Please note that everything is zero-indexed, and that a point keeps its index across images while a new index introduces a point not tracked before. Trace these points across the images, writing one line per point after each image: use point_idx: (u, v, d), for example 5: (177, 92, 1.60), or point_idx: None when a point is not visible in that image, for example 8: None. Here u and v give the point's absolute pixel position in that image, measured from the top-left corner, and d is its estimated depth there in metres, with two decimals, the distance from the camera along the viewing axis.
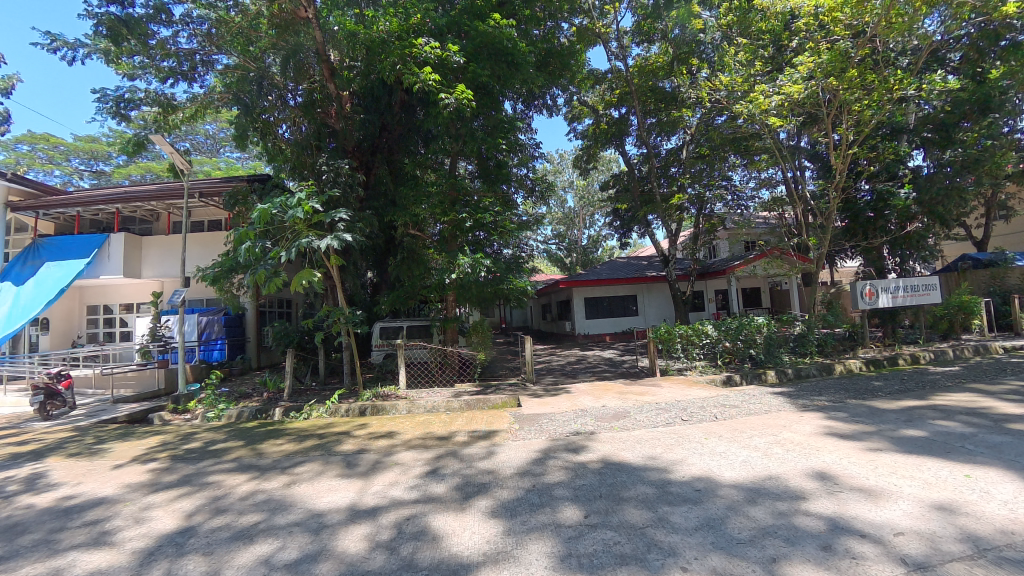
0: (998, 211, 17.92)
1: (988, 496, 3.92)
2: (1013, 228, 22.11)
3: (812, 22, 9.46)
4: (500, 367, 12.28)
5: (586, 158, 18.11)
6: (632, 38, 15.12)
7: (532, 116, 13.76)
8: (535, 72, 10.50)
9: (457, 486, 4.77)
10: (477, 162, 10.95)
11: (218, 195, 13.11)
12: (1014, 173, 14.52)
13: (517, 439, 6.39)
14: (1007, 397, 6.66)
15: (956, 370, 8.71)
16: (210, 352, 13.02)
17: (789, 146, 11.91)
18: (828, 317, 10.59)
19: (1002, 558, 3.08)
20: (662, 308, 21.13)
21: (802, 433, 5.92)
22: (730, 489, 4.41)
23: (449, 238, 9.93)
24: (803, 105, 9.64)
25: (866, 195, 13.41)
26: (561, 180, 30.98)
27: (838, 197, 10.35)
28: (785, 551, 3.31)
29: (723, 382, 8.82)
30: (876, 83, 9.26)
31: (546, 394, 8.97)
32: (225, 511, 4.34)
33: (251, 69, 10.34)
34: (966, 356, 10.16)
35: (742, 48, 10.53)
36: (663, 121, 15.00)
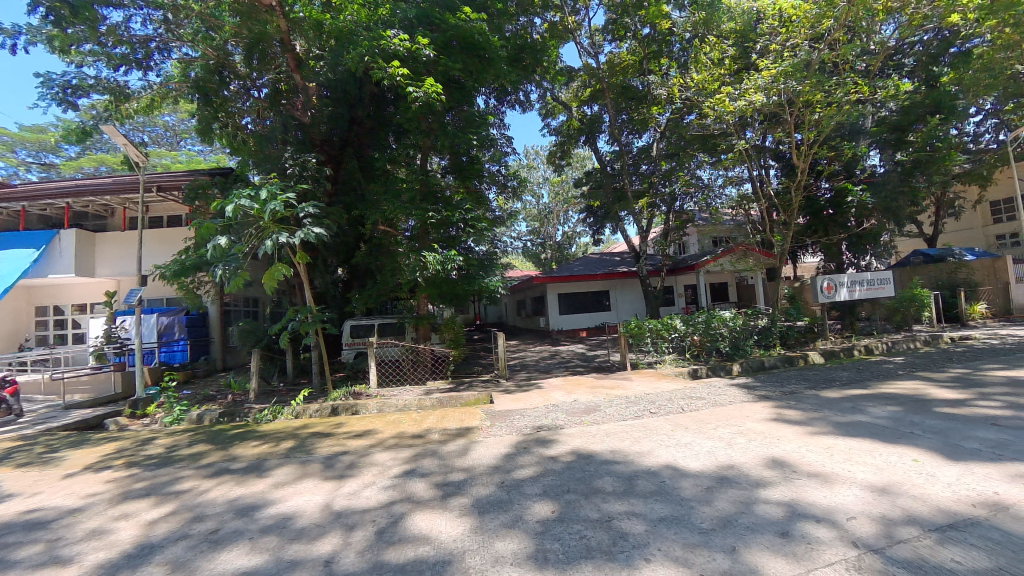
0: (946, 210, 18.94)
1: (934, 479, 4.16)
2: (962, 225, 23.56)
3: (777, 25, 9.55)
4: (473, 363, 12.29)
5: (560, 155, 18.20)
6: (604, 36, 15.23)
7: (504, 112, 13.68)
8: (507, 68, 10.33)
9: (430, 484, 4.77)
10: (450, 158, 10.72)
11: (177, 190, 12.57)
12: (962, 176, 15.29)
13: (489, 435, 6.39)
14: (947, 383, 7.04)
15: (906, 360, 9.16)
16: (171, 353, 12.52)
17: (754, 145, 12.26)
18: (791, 310, 10.88)
19: (944, 537, 3.28)
20: (635, 303, 21.52)
21: (761, 422, 6.15)
22: (696, 480, 4.55)
23: (421, 234, 9.72)
24: (767, 107, 9.81)
25: (827, 193, 13.89)
26: (535, 176, 31.02)
27: (799, 197, 10.67)
28: (747, 537, 3.45)
29: (689, 374, 9.05)
30: (836, 86, 9.50)
31: (518, 390, 9.01)
32: (191, 520, 4.18)
33: (212, 58, 9.89)
34: (916, 347, 10.74)
35: (711, 49, 10.75)
36: (634, 119, 15.17)
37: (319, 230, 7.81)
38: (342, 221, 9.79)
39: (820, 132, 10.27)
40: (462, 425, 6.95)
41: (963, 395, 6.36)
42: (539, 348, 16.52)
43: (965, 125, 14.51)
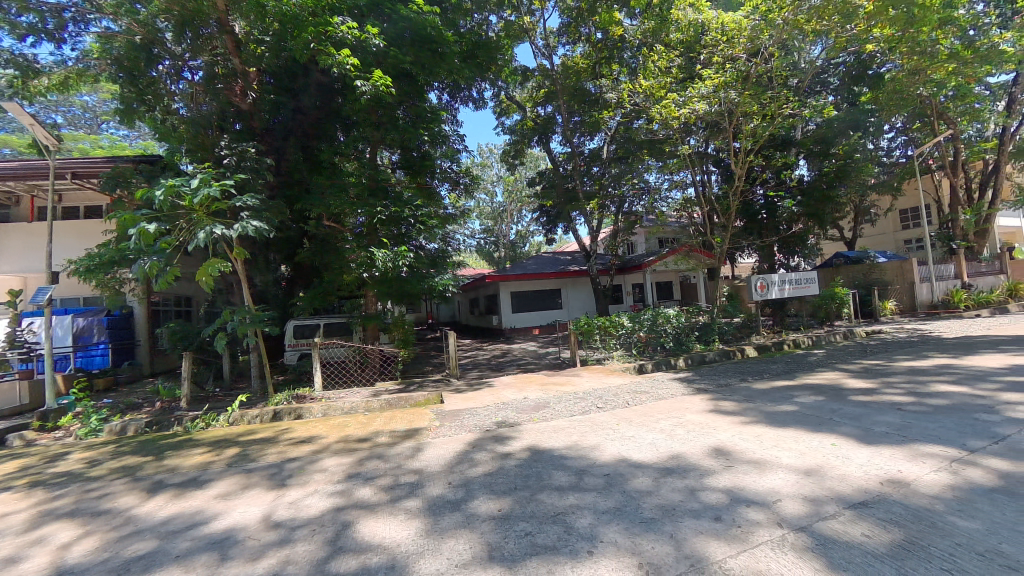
0: (863, 216, 20.91)
1: (849, 459, 4.59)
2: (877, 230, 26.14)
3: (719, 39, 10.07)
4: (424, 363, 12.07)
5: (514, 154, 18.28)
6: (559, 38, 15.49)
7: (457, 108, 13.53)
8: (461, 63, 10.19)
9: (380, 488, 4.64)
10: (401, 153, 10.59)
11: (95, 177, 11.39)
12: (875, 186, 16.86)
13: (440, 435, 6.31)
14: (860, 374, 7.77)
15: (827, 353, 10.01)
16: (89, 358, 11.32)
17: (697, 151, 12.82)
18: (728, 308, 11.54)
19: (855, 514, 3.64)
20: (585, 301, 22.01)
21: (699, 413, 6.50)
22: (641, 471, 4.75)
23: (369, 230, 9.38)
24: (707, 116, 10.36)
25: (762, 199, 14.87)
26: (488, 174, 31.03)
27: (735, 201, 11.41)
28: (688, 524, 3.66)
29: (635, 369, 9.41)
30: (769, 100, 10.17)
31: (469, 388, 8.97)
32: (109, 540, 3.81)
33: (139, 33, 9.14)
34: (836, 341, 11.78)
35: (658, 56, 11.06)
36: (586, 121, 15.55)
37: (258, 223, 7.24)
38: (285, 216, 9.25)
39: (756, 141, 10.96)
40: (411, 426, 6.81)
41: (872, 384, 7.03)
42: (492, 347, 16.52)
43: (880, 140, 16.03)
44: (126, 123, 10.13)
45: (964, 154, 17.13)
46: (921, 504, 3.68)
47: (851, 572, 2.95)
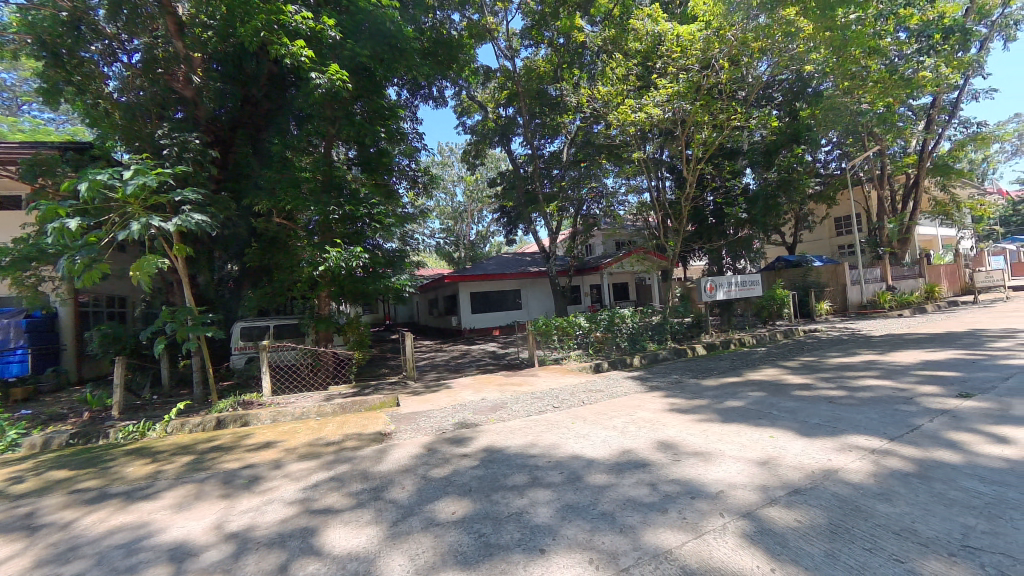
0: (802, 223, 22.45)
1: (786, 449, 4.90)
2: (814, 237, 28.18)
3: (673, 50, 10.32)
4: (380, 366, 11.78)
5: (474, 154, 18.21)
6: (521, 40, 15.57)
7: (417, 105, 13.30)
8: (421, 60, 10.02)
9: (341, 492, 4.49)
10: (357, 149, 10.08)
11: (14, 164, 10.28)
12: (813, 196, 18.14)
13: (395, 438, 6.15)
14: (798, 370, 8.31)
15: (770, 350, 10.65)
16: (5, 365, 10.11)
17: (653, 158, 13.31)
18: (680, 308, 12.00)
19: (790, 501, 3.89)
20: (544, 301, 22.25)
21: (652, 410, 6.73)
22: (595, 468, 4.85)
23: (323, 228, 9.00)
24: (662, 124, 10.73)
25: (712, 204, 15.70)
26: (449, 174, 30.81)
27: (688, 207, 11.85)
28: (639, 518, 3.80)
29: (592, 369, 9.62)
30: (720, 111, 10.67)
31: (426, 390, 8.83)
32: (25, 565, 3.45)
33: (64, 8, 8.38)
34: (778, 339, 12.58)
35: (617, 65, 11.32)
36: (547, 124, 15.74)
37: (202, 218, 6.81)
38: (231, 211, 8.95)
39: (707, 149, 11.48)
40: (365, 430, 6.60)
41: (809, 380, 7.53)
42: (451, 348, 16.36)
43: (817, 152, 17.27)
44: (48, 105, 9.21)
45: (888, 168, 18.70)
46: (847, 489, 3.98)
47: (786, 555, 3.16)
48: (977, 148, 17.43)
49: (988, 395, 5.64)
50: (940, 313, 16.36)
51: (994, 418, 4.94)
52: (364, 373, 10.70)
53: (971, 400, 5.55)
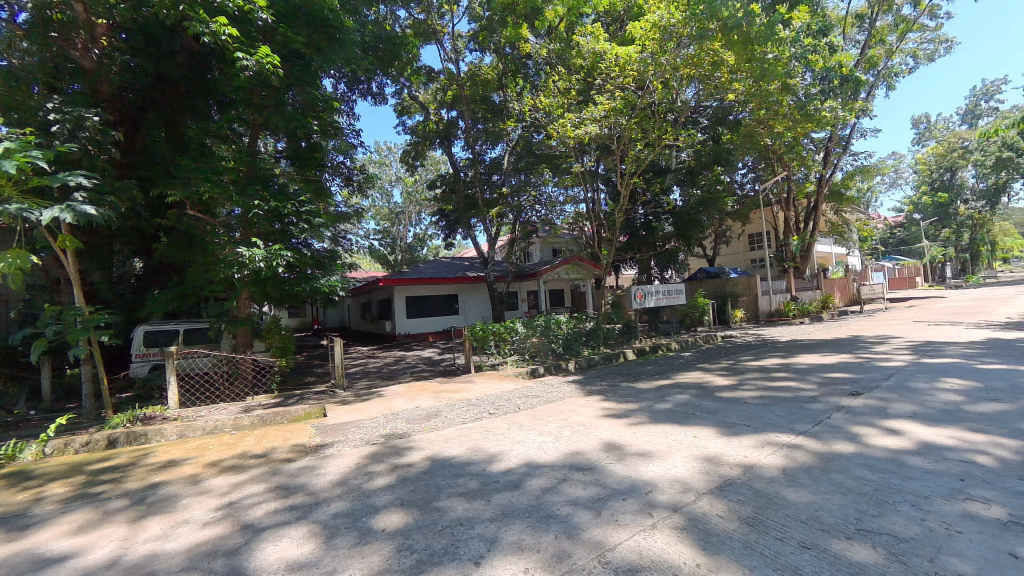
0: (722, 239, 24.48)
1: (709, 447, 5.27)
2: (732, 250, 30.93)
3: (614, 69, 10.75)
4: (306, 374, 11.07)
5: (414, 155, 17.84)
6: (467, 43, 15.47)
7: (354, 101, 12.69)
8: (360, 54, 9.60)
9: (264, 509, 4.12)
10: (287, 141, 9.52)
11: None
12: (732, 214, 19.86)
13: (323, 451, 5.76)
14: (718, 373, 8.98)
15: (693, 355, 11.41)
16: None
17: (590, 170, 13.83)
18: (612, 315, 12.46)
19: (713, 496, 4.19)
20: (480, 307, 22.23)
21: (584, 414, 6.90)
22: (534, 474, 4.89)
23: (245, 224, 8.27)
24: (602, 138, 11.18)
25: (642, 217, 17.25)
26: (386, 174, 30.24)
27: (621, 218, 12.41)
28: (577, 519, 3.89)
29: (527, 374, 9.70)
30: (653, 129, 11.31)
31: (356, 399, 8.39)
32: None
33: None
34: (700, 344, 13.54)
35: (560, 79, 11.71)
36: (488, 129, 15.76)
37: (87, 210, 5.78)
38: (134, 199, 8.00)
39: (640, 165, 12.07)
40: (288, 443, 6.11)
41: (729, 382, 8.17)
42: (384, 353, 15.76)
43: (737, 174, 18.90)
44: None
45: (792, 192, 20.90)
46: (762, 483, 4.37)
47: (711, 548, 3.40)
48: (864, 179, 19.95)
49: (874, 393, 6.47)
50: (834, 322, 18.48)
51: (879, 414, 5.67)
52: (287, 382, 9.99)
53: (861, 398, 6.32)
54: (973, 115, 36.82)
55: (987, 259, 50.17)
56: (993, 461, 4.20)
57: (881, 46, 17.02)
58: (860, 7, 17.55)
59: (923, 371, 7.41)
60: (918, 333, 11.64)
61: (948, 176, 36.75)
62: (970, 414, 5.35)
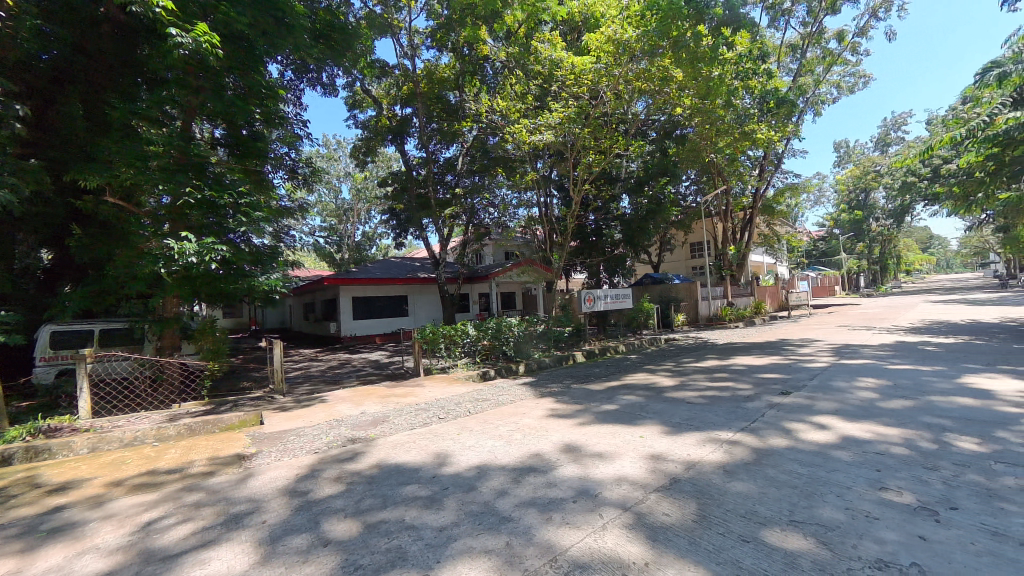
0: (667, 247, 25.66)
1: (655, 446, 5.49)
2: (675, 258, 32.59)
3: (569, 78, 11.02)
4: (242, 379, 10.34)
5: (365, 150, 17.33)
6: (423, 40, 15.21)
7: (303, 89, 12.06)
8: (310, 41, 9.11)
9: (187, 529, 3.78)
10: (225, 127, 8.90)
11: None
12: (676, 223, 20.93)
13: (259, 462, 5.38)
14: (663, 375, 9.38)
15: (639, 358, 11.85)
16: None
17: (544, 174, 13.98)
18: (562, 317, 12.66)
19: (659, 494, 4.36)
20: (431, 309, 21.75)
21: (536, 416, 6.95)
22: (485, 478, 4.84)
23: (174, 214, 7.77)
24: (555, 144, 11.41)
25: (591, 223, 17.18)
26: (335, 169, 29.60)
27: (573, 224, 12.69)
28: (528, 523, 3.90)
29: (478, 377, 9.63)
30: (605, 138, 11.68)
31: (296, 406, 7.93)
32: None
33: None
34: (645, 347, 14.10)
35: (518, 84, 12.06)
36: (443, 129, 15.61)
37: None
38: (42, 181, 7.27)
39: (591, 172, 12.40)
40: (220, 453, 5.66)
41: (673, 383, 8.55)
42: (328, 356, 15.08)
43: (682, 185, 19.95)
44: None
45: (730, 205, 22.43)
46: (705, 479, 4.62)
47: (659, 544, 3.54)
48: (793, 195, 21.73)
49: (803, 392, 7.04)
50: (766, 326, 19.88)
51: (806, 411, 6.16)
52: (219, 388, 9.30)
53: (790, 397, 6.85)
54: (883, 143, 41.27)
55: (894, 272, 55.96)
56: (901, 452, 4.71)
57: (810, 75, 18.67)
58: (792, 38, 19.18)
59: (842, 371, 8.15)
60: (839, 337, 12.80)
61: (863, 196, 42.17)
62: (884, 410, 5.97)
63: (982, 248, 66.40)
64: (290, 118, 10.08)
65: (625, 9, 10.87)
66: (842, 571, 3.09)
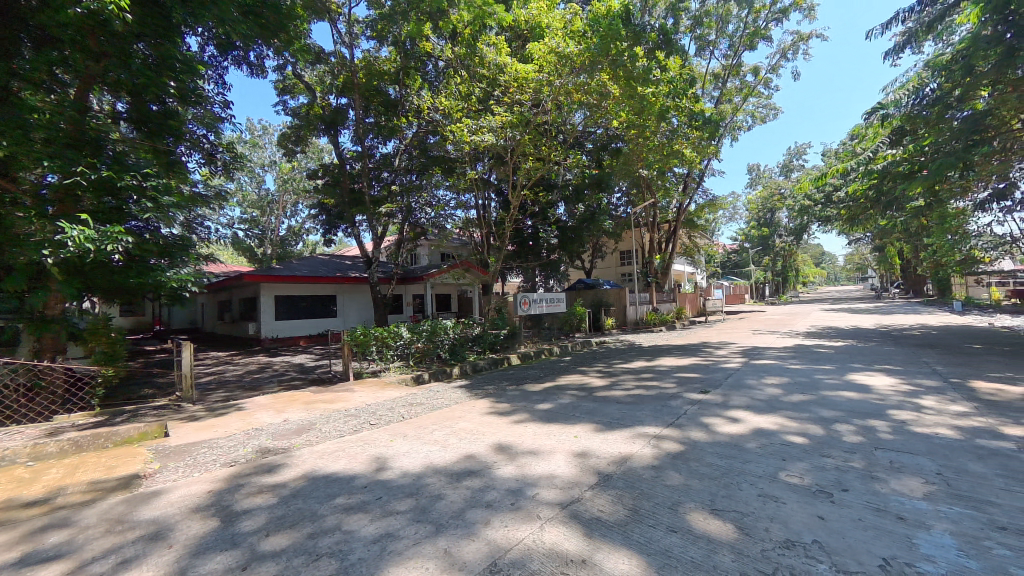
0: (599, 254, 26.77)
1: (589, 444, 5.69)
2: (606, 264, 34.19)
3: (513, 84, 11.18)
4: (141, 387, 9.20)
5: (294, 139, 16.21)
6: (363, 29, 14.59)
7: (226, 67, 10.99)
8: (238, 16, 8.27)
9: (66, 567, 3.27)
10: (131, 101, 8.16)
11: None
12: (610, 231, 21.91)
13: (160, 480, 4.78)
14: (595, 376, 9.73)
15: (572, 360, 12.19)
16: None
17: (483, 177, 13.97)
18: (497, 320, 12.72)
19: (593, 490, 4.53)
20: (362, 310, 20.73)
21: (473, 418, 6.90)
22: (420, 484, 4.70)
23: (65, 197, 6.88)
24: (494, 146, 11.36)
25: (529, 228, 17.91)
26: (258, 157, 27.64)
27: (509, 228, 12.78)
28: (467, 526, 3.87)
29: (411, 381, 9.34)
30: (545, 147, 11.98)
31: (206, 414, 7.17)
32: None
33: None
34: (576, 349, 14.54)
35: (462, 84, 12.07)
36: (381, 123, 15.09)
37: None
38: None
39: (530, 178, 12.58)
40: (112, 472, 4.95)
41: (605, 384, 8.90)
42: (244, 359, 13.84)
43: (614, 196, 20.94)
44: None
45: (657, 217, 23.98)
46: (636, 474, 4.87)
47: (595, 538, 3.68)
48: (712, 211, 23.70)
49: (718, 390, 7.68)
50: (686, 330, 21.43)
51: (722, 408, 6.73)
52: (112, 397, 8.25)
53: (709, 394, 7.44)
54: (786, 169, 46.39)
55: (791, 284, 62.75)
56: (801, 442, 5.31)
57: (730, 103, 20.53)
58: (715, 68, 21.01)
59: (752, 371, 9.02)
60: (749, 340, 14.08)
61: (770, 216, 47.21)
62: (785, 405, 6.69)
63: (858, 262, 77.08)
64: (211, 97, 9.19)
65: (568, 24, 11.30)
66: (754, 551, 3.43)
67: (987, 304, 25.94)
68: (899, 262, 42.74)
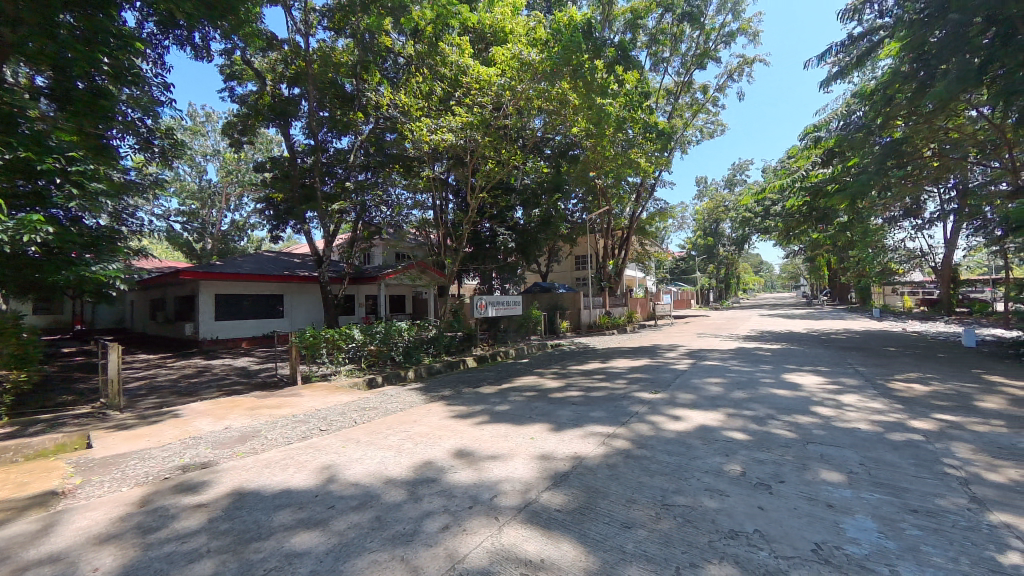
0: (555, 258, 27.19)
1: (546, 446, 5.75)
2: (562, 269, 34.80)
3: (473, 84, 11.14)
4: (58, 394, 8.31)
5: (240, 129, 15.24)
6: (319, 19, 13.98)
7: (166, 46, 10.13)
8: None
9: None
10: (52, 75, 7.28)
11: None
12: (567, 236, 22.30)
13: (82, 497, 4.33)
14: (551, 378, 9.83)
15: (528, 362, 12.25)
16: None
17: (440, 177, 13.79)
18: (454, 322, 12.66)
19: (550, 491, 4.59)
20: (311, 311, 19.78)
21: (430, 422, 6.77)
22: (374, 494, 4.54)
23: None
24: (454, 147, 11.26)
25: (486, 230, 17.96)
26: (199, 145, 25.79)
27: (467, 229, 12.64)
28: (424, 534, 3.79)
29: (364, 385, 9.01)
30: (505, 151, 12.00)
31: (136, 423, 6.58)
32: None
33: None
34: (532, 352, 14.64)
35: (423, 82, 11.87)
36: (336, 117, 14.52)
37: None
38: None
39: (489, 180, 12.51)
40: (24, 489, 4.42)
41: (561, 385, 9.02)
42: (178, 362, 12.83)
43: (571, 202, 21.34)
44: None
45: (611, 224, 24.71)
46: (591, 473, 4.99)
47: (553, 538, 3.73)
48: (663, 219, 24.76)
49: (669, 391, 8.01)
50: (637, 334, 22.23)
51: (671, 408, 7.00)
52: (23, 406, 7.39)
53: (660, 395, 7.75)
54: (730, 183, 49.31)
55: (731, 290, 66.86)
56: (743, 439, 5.65)
57: (682, 118, 21.60)
58: (669, 84, 21.99)
59: (699, 372, 9.47)
60: (695, 343, 14.80)
61: (713, 226, 49.99)
62: (728, 404, 7.09)
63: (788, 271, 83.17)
64: (147, 78, 8.46)
65: (531, 30, 11.43)
66: (702, 543, 3.62)
67: (899, 312, 28.79)
68: (825, 271, 46.58)
